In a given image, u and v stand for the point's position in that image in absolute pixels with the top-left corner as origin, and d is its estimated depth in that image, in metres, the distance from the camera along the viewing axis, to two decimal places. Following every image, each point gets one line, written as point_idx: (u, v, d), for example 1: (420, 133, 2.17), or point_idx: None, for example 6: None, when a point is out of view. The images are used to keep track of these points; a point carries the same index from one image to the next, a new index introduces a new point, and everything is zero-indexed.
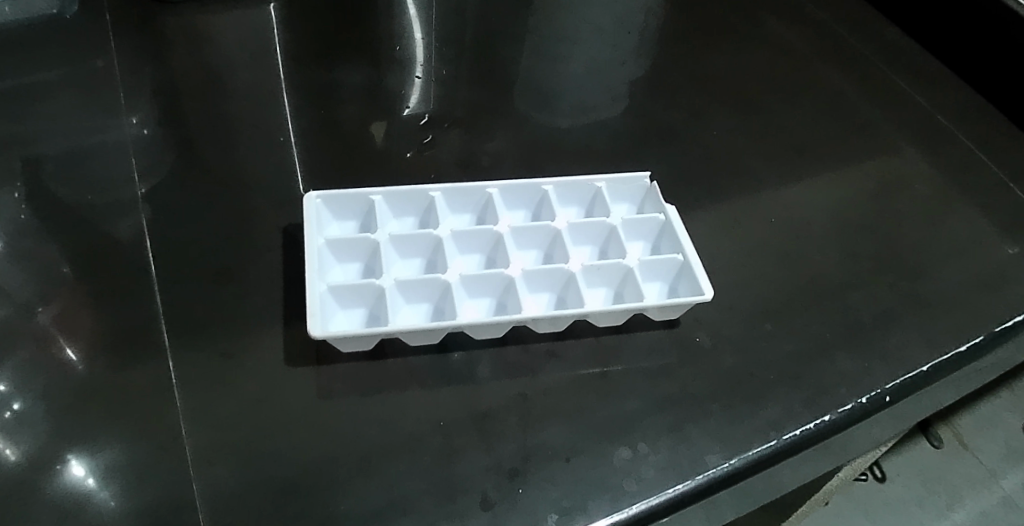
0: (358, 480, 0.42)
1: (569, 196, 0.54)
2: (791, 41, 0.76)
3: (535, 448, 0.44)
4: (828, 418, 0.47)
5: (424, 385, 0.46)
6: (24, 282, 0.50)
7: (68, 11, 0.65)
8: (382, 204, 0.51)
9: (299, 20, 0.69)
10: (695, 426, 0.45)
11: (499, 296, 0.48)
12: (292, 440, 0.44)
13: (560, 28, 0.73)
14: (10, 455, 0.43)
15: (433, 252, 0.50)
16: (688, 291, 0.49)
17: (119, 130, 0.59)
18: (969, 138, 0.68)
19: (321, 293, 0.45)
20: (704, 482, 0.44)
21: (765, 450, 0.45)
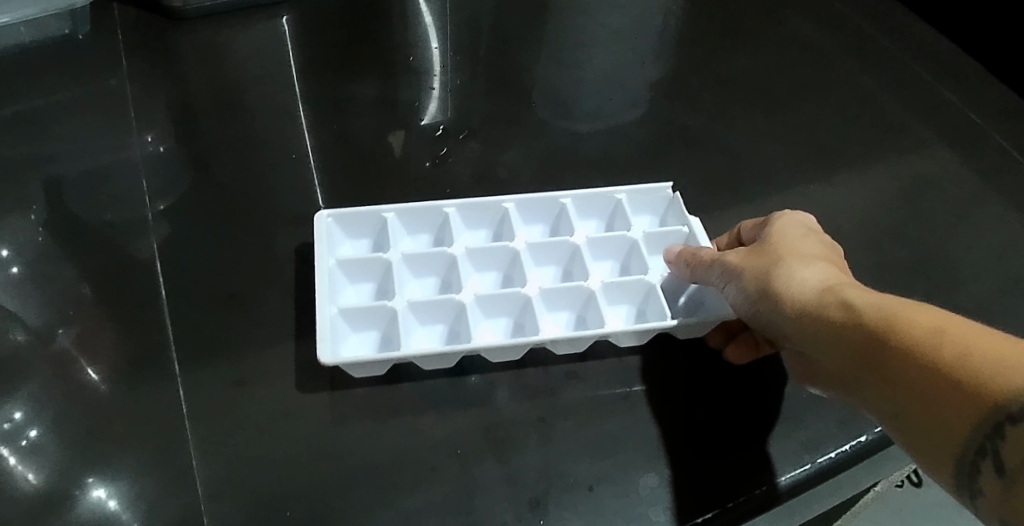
0: (373, 508, 0.41)
1: (588, 209, 0.54)
2: (818, 39, 0.73)
3: (555, 475, 0.42)
4: (864, 439, 0.46)
5: (440, 409, 0.45)
6: (41, 305, 0.50)
7: (80, 31, 0.65)
8: (394, 222, 0.51)
9: (313, 33, 0.68)
10: (721, 450, 0.44)
11: (516, 316, 0.48)
12: (308, 467, 0.43)
13: (578, 33, 0.71)
14: (32, 478, 0.43)
15: (447, 270, 0.49)
16: (712, 305, 0.49)
17: (133, 149, 0.59)
18: (1004, 138, 0.66)
19: (331, 318, 0.45)
20: (734, 509, 0.42)
21: (798, 474, 0.44)
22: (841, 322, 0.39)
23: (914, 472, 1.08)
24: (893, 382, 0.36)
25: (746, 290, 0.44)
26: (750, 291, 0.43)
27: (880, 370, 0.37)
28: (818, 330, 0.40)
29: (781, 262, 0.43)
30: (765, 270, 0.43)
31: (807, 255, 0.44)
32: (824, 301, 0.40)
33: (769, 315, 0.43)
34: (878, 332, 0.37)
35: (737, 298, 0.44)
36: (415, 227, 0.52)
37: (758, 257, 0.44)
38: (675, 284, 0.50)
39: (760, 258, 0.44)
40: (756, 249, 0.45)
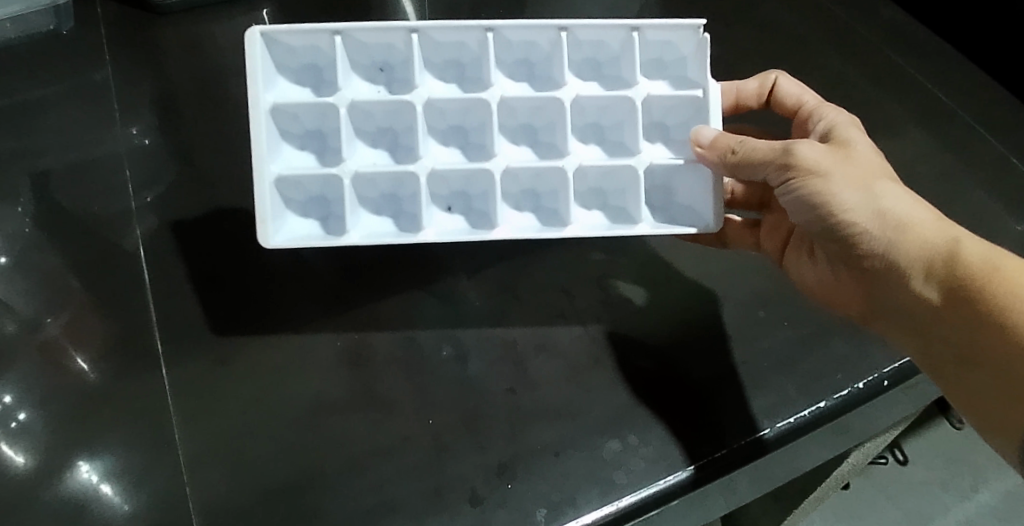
0: (363, 484, 0.50)
1: (592, 31, 0.53)
2: (795, 17, 0.74)
3: (523, 450, 0.51)
4: (808, 412, 0.55)
5: (422, 395, 0.53)
6: (36, 298, 0.55)
7: (64, 26, 0.65)
8: (342, 48, 0.52)
9: (293, 17, 0.69)
10: (679, 425, 0.53)
11: (467, 179, 0.53)
12: (307, 449, 0.51)
13: (554, 11, 0.72)
14: (18, 459, 0.50)
15: (405, 114, 0.53)
16: (693, 214, 0.53)
17: (116, 141, 0.61)
18: (950, 127, 0.70)
19: (268, 183, 0.50)
20: (691, 474, 0.52)
21: (751, 441, 0.53)
22: (937, 256, 0.49)
23: (900, 451, 1.19)
24: (967, 314, 0.48)
25: (831, 206, 0.50)
26: (838, 201, 0.50)
27: (961, 311, 0.48)
28: (913, 261, 0.49)
29: (870, 179, 0.50)
30: (851, 183, 0.50)
31: (877, 171, 0.52)
32: (929, 240, 0.49)
33: (848, 222, 0.50)
34: (971, 276, 0.48)
35: (808, 198, 0.51)
36: (366, 50, 0.53)
37: (849, 171, 0.51)
38: (668, 170, 0.53)
39: (842, 165, 0.51)
40: (836, 155, 0.51)
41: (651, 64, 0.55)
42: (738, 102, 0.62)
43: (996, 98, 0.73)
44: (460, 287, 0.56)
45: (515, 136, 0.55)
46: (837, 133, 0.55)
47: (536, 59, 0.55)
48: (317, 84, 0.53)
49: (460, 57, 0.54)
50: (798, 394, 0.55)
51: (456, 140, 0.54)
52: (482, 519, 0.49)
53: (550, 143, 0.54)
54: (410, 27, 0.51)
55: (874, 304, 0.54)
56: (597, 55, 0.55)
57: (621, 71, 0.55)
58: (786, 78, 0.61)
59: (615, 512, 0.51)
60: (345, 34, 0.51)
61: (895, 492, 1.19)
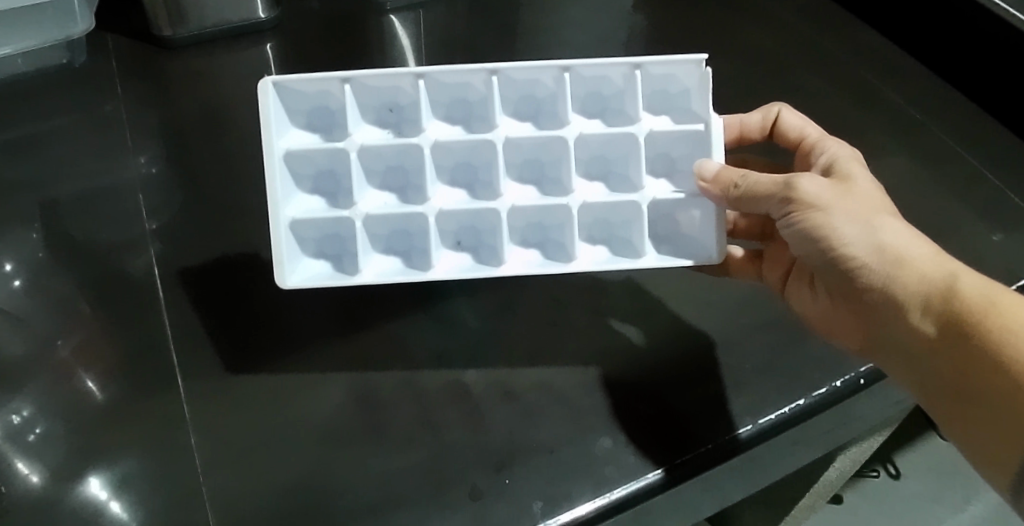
0: (366, 481, 0.52)
1: (594, 68, 0.55)
2: (765, 45, 0.79)
3: (519, 448, 0.53)
4: (788, 410, 0.57)
5: (419, 398, 0.56)
6: (47, 319, 0.58)
7: (77, 60, 0.71)
8: (351, 95, 0.54)
9: (295, 54, 0.73)
10: (666, 423, 0.55)
11: (476, 217, 0.56)
12: (311, 450, 0.53)
13: (539, 42, 0.77)
14: (31, 476, 0.51)
15: (414, 157, 0.56)
16: (695, 245, 0.56)
17: (126, 170, 0.66)
18: (928, 140, 0.73)
19: (284, 227, 0.52)
20: (681, 468, 0.53)
21: (734, 437, 0.55)
22: (935, 290, 0.51)
23: (892, 466, 1.26)
24: (963, 350, 0.50)
25: (830, 240, 0.53)
26: (838, 234, 0.53)
27: (958, 346, 0.50)
28: (913, 295, 0.52)
29: (871, 213, 0.53)
30: (852, 217, 0.53)
31: (876, 205, 0.55)
32: (928, 275, 0.51)
33: (848, 255, 0.53)
34: (968, 309, 0.50)
35: (810, 231, 0.53)
36: (375, 92, 0.55)
37: (848, 204, 0.53)
38: (671, 203, 0.56)
39: (843, 199, 0.53)
40: (837, 188, 0.54)
41: (656, 97, 0.58)
42: (742, 134, 0.66)
43: (965, 114, 0.77)
44: (451, 303, 0.61)
45: (524, 175, 0.58)
46: (838, 167, 0.58)
47: (541, 96, 0.57)
48: (328, 126, 0.56)
49: (466, 95, 0.56)
50: (776, 393, 0.58)
51: (465, 177, 0.57)
52: (482, 512, 0.51)
53: (555, 179, 0.57)
54: (416, 73, 0.53)
55: (873, 336, 0.56)
56: (602, 90, 0.58)
57: (624, 106, 0.57)
58: (788, 111, 0.64)
59: (607, 505, 0.52)
60: (353, 81, 0.54)
61: (888, 507, 1.24)
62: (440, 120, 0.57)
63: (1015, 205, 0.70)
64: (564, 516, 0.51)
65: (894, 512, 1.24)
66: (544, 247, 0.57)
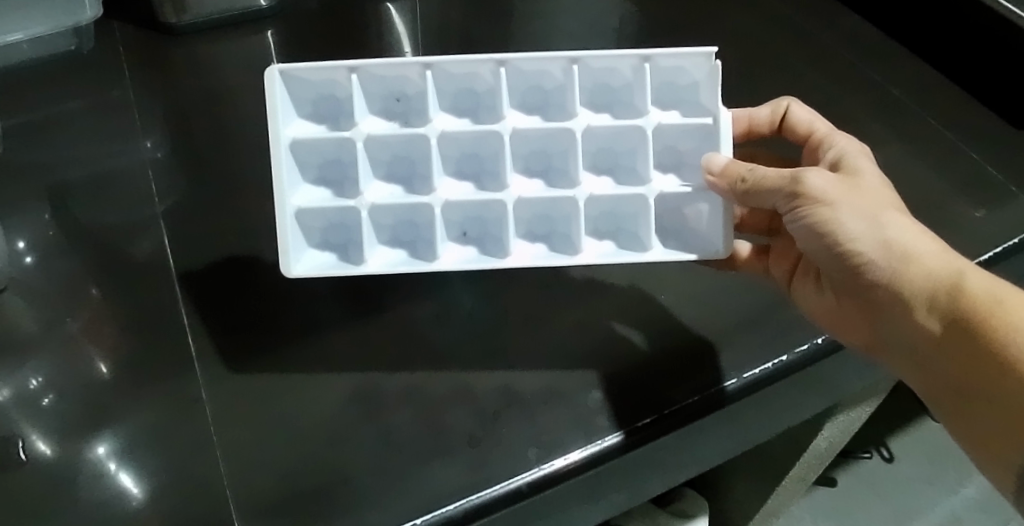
0: (369, 433, 0.54)
1: (602, 61, 0.57)
2: (750, 28, 0.82)
3: (514, 403, 0.56)
4: (771, 365, 0.60)
5: (420, 357, 0.59)
6: (58, 294, 0.60)
7: (84, 46, 0.73)
8: (358, 83, 0.56)
9: (294, 38, 0.76)
10: (654, 380, 0.58)
11: (485, 209, 0.57)
12: (317, 405, 0.56)
13: (531, 24, 0.79)
14: (40, 445, 0.53)
15: (423, 150, 0.57)
16: (699, 239, 0.58)
17: (132, 152, 0.68)
18: (911, 118, 0.76)
19: (290, 216, 0.54)
20: (669, 416, 0.57)
21: (719, 388, 0.58)
22: (941, 286, 0.52)
23: (886, 448, 1.28)
24: (968, 346, 0.51)
25: (836, 236, 0.54)
26: (844, 230, 0.54)
27: (964, 342, 0.51)
28: (919, 290, 0.53)
29: (879, 210, 0.54)
30: (859, 213, 0.54)
31: (884, 201, 0.55)
32: (935, 271, 0.53)
33: (855, 250, 0.54)
34: (975, 306, 0.51)
35: (816, 226, 0.55)
36: (382, 82, 0.57)
37: (855, 201, 0.54)
38: (678, 198, 0.58)
39: (850, 195, 0.54)
40: (844, 184, 0.55)
41: (664, 90, 0.59)
42: (751, 128, 0.68)
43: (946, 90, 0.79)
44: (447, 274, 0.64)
45: (530, 169, 0.59)
46: (846, 161, 0.59)
47: (549, 88, 0.59)
48: (334, 116, 0.58)
49: (473, 85, 0.58)
50: (759, 349, 0.61)
51: (471, 167, 0.59)
52: (480, 456, 0.54)
53: (562, 170, 0.59)
54: (423, 63, 0.55)
55: (880, 331, 0.57)
56: (610, 81, 0.59)
57: (633, 98, 0.59)
58: (797, 105, 0.66)
59: (598, 451, 0.55)
60: (359, 70, 0.56)
61: (882, 488, 1.26)
62: (447, 110, 0.58)
63: (995, 179, 0.72)
64: (558, 461, 0.54)
65: (887, 492, 1.26)
66: (549, 239, 0.59)
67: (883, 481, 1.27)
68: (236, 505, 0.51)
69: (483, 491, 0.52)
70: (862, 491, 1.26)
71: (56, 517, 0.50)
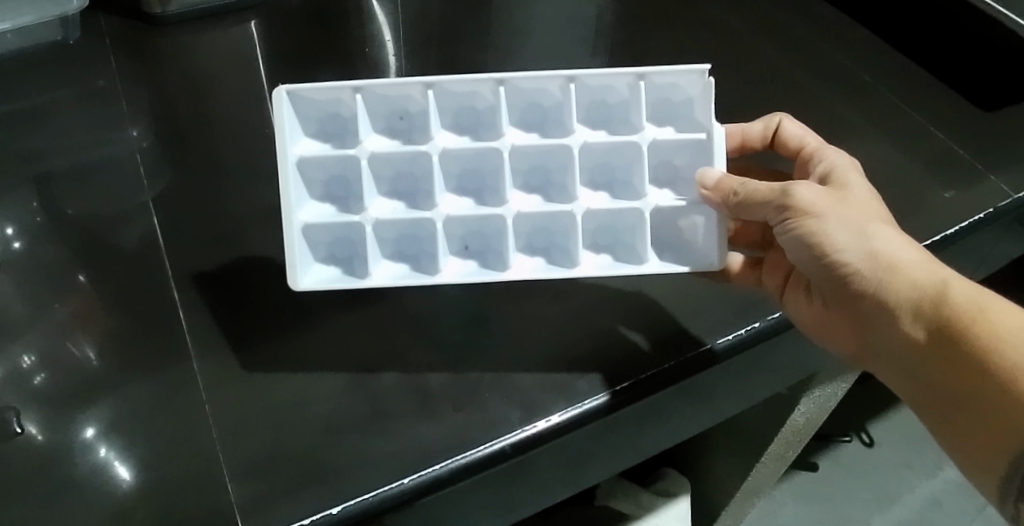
0: (356, 404, 0.56)
1: (599, 79, 0.58)
2: (724, 16, 0.84)
3: (496, 372, 0.58)
4: (745, 331, 0.62)
5: (405, 331, 0.60)
6: (45, 278, 0.61)
7: (71, 37, 0.74)
8: (363, 103, 0.58)
9: (279, 28, 0.77)
10: (631, 348, 0.60)
11: (487, 226, 0.59)
12: (305, 376, 0.57)
13: (512, 13, 0.81)
14: (29, 426, 0.53)
15: (425, 168, 0.59)
16: (694, 253, 0.59)
17: (118, 141, 0.69)
18: (881, 103, 0.78)
19: (297, 231, 0.56)
20: (647, 381, 0.58)
21: (696, 352, 0.60)
22: (925, 295, 0.54)
23: (865, 432, 1.31)
24: (952, 353, 0.53)
25: (824, 247, 0.56)
26: (831, 241, 0.56)
27: (947, 349, 0.53)
28: (904, 300, 0.55)
29: (865, 222, 0.56)
30: (845, 225, 0.56)
31: (870, 214, 0.58)
32: (919, 281, 0.55)
33: (842, 261, 0.56)
34: (958, 314, 0.53)
35: (805, 237, 0.57)
36: (386, 101, 0.58)
37: (841, 214, 0.56)
38: (675, 212, 0.59)
39: (836, 207, 0.57)
40: (830, 197, 0.58)
41: (659, 106, 0.61)
42: (744, 142, 0.70)
43: (915, 72, 0.81)
44: None
45: (530, 185, 0.61)
46: (835, 176, 0.61)
47: (547, 105, 0.60)
48: (339, 134, 0.59)
49: (474, 105, 0.60)
50: (734, 316, 0.63)
51: (472, 184, 0.60)
52: (465, 422, 0.55)
53: (561, 186, 0.60)
54: (425, 83, 0.57)
55: (867, 340, 0.59)
56: (606, 98, 0.60)
57: (629, 114, 0.60)
58: (789, 120, 0.67)
59: (580, 413, 0.56)
60: (365, 90, 0.57)
61: (862, 471, 1.29)
62: (448, 128, 0.60)
63: (962, 160, 0.74)
64: (541, 422, 0.56)
65: (868, 475, 1.28)
66: (548, 252, 0.60)
67: (863, 464, 1.30)
68: (229, 470, 0.52)
69: (470, 451, 0.54)
70: (842, 474, 1.28)
71: (51, 492, 0.51)
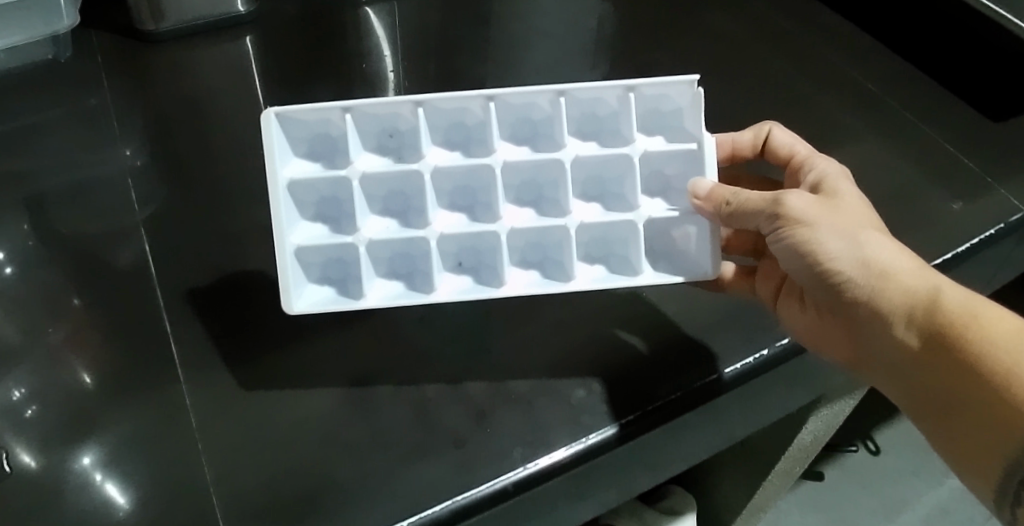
0: (353, 440, 0.54)
1: (588, 92, 0.57)
2: (726, 26, 0.83)
3: (497, 401, 0.57)
4: (759, 356, 0.61)
5: (404, 363, 0.59)
6: (36, 305, 0.59)
7: (62, 55, 0.73)
8: (352, 123, 0.56)
9: (274, 44, 0.76)
10: (637, 380, 0.58)
11: (481, 242, 0.58)
12: (301, 412, 0.55)
13: (511, 26, 0.80)
14: (24, 456, 0.52)
15: (417, 185, 0.57)
16: (689, 263, 0.58)
17: (111, 161, 0.67)
18: (888, 115, 0.76)
19: (289, 254, 0.55)
20: (652, 414, 0.57)
21: (706, 381, 0.59)
22: (917, 302, 0.53)
23: (871, 440, 1.30)
24: (946, 358, 0.52)
25: (816, 256, 0.55)
26: (823, 250, 0.55)
27: (941, 354, 0.52)
28: (896, 307, 0.54)
29: (855, 230, 0.55)
30: (837, 233, 0.55)
31: (862, 221, 0.56)
32: (911, 287, 0.54)
33: (834, 270, 0.55)
34: (950, 318, 0.52)
35: (798, 247, 0.55)
36: (376, 120, 0.57)
37: (832, 221, 0.55)
38: (666, 221, 0.58)
39: (829, 215, 0.55)
40: (821, 205, 0.56)
41: (648, 116, 0.59)
42: (734, 152, 0.69)
43: (922, 83, 0.80)
44: None
45: (521, 197, 0.60)
46: (826, 184, 0.60)
47: (537, 119, 0.59)
48: (329, 153, 0.58)
49: (464, 120, 0.59)
50: (743, 345, 0.61)
51: (464, 200, 0.59)
52: (465, 459, 0.54)
53: (554, 199, 0.59)
54: (415, 101, 0.56)
55: (859, 346, 0.58)
56: (596, 111, 0.59)
57: (619, 126, 0.59)
58: (779, 128, 0.66)
59: (583, 449, 0.55)
60: (354, 110, 0.56)
61: (868, 480, 1.28)
62: (439, 144, 0.59)
63: (972, 175, 0.73)
64: (542, 460, 0.54)
65: (875, 484, 1.27)
66: (543, 265, 0.59)
67: (869, 473, 1.28)
68: (223, 509, 0.51)
69: (469, 491, 0.52)
70: (848, 483, 1.27)
71: None
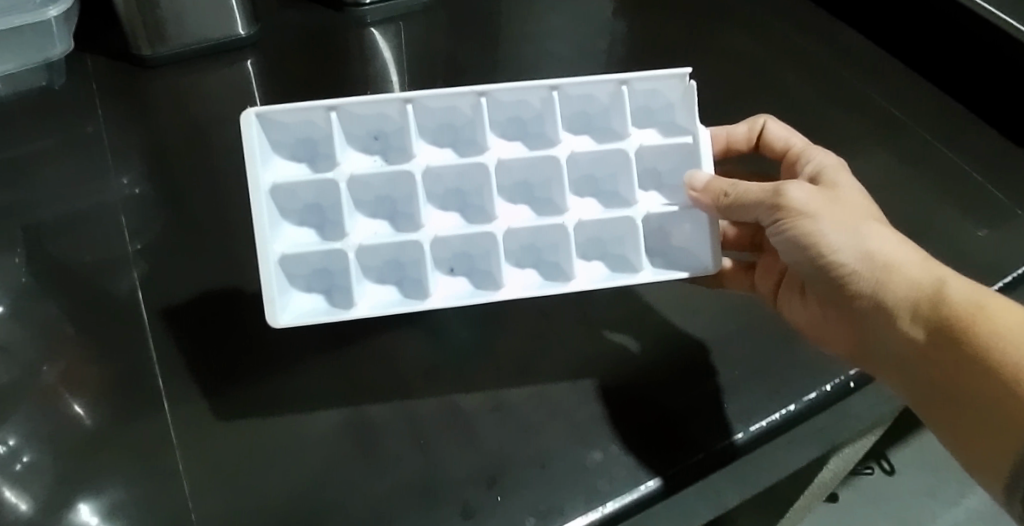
0: (355, 505, 0.51)
1: (579, 87, 0.56)
2: (741, 48, 0.80)
3: (509, 459, 0.54)
4: (792, 408, 0.57)
5: (409, 415, 0.55)
6: (28, 347, 0.57)
7: (56, 82, 0.71)
8: (338, 122, 0.55)
9: (275, 69, 0.73)
10: (656, 438, 0.55)
11: (475, 245, 0.55)
12: (299, 473, 0.52)
13: (521, 50, 0.77)
14: (20, 503, 0.50)
15: (407, 187, 0.55)
16: (688, 259, 0.57)
17: (106, 193, 0.65)
18: (912, 142, 0.74)
19: (274, 263, 0.52)
20: (671, 482, 0.53)
21: (737, 439, 0.55)
22: (922, 296, 0.52)
23: (887, 461, 1.27)
24: (952, 352, 0.50)
25: (818, 248, 0.54)
26: (825, 241, 0.54)
27: (947, 350, 0.51)
28: (902, 301, 0.52)
29: (858, 221, 0.54)
30: (837, 224, 0.54)
31: (863, 212, 0.56)
32: (916, 281, 0.52)
33: (836, 262, 0.54)
34: (957, 312, 0.50)
35: (798, 238, 0.55)
36: (362, 120, 0.56)
37: (833, 212, 0.54)
38: (664, 217, 0.57)
39: (828, 207, 0.55)
40: (821, 196, 0.55)
41: (640, 113, 0.59)
42: (729, 146, 0.67)
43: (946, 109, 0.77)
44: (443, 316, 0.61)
45: (513, 195, 0.58)
46: (825, 176, 0.59)
47: (527, 118, 0.58)
48: (314, 157, 0.56)
49: (452, 121, 0.57)
50: (768, 399, 0.58)
51: (456, 202, 0.57)
52: None
53: (547, 199, 0.57)
54: (403, 98, 0.54)
55: (863, 344, 0.56)
56: (587, 108, 0.58)
57: (611, 122, 0.58)
58: (774, 121, 0.65)
59: (599, 520, 0.51)
60: (339, 109, 0.54)
61: (884, 503, 1.25)
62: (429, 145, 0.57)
63: (1002, 207, 0.70)
64: None
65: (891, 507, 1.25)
66: (539, 267, 0.57)
67: (885, 496, 1.26)
68: None
69: None
70: (864, 505, 1.25)
71: None
